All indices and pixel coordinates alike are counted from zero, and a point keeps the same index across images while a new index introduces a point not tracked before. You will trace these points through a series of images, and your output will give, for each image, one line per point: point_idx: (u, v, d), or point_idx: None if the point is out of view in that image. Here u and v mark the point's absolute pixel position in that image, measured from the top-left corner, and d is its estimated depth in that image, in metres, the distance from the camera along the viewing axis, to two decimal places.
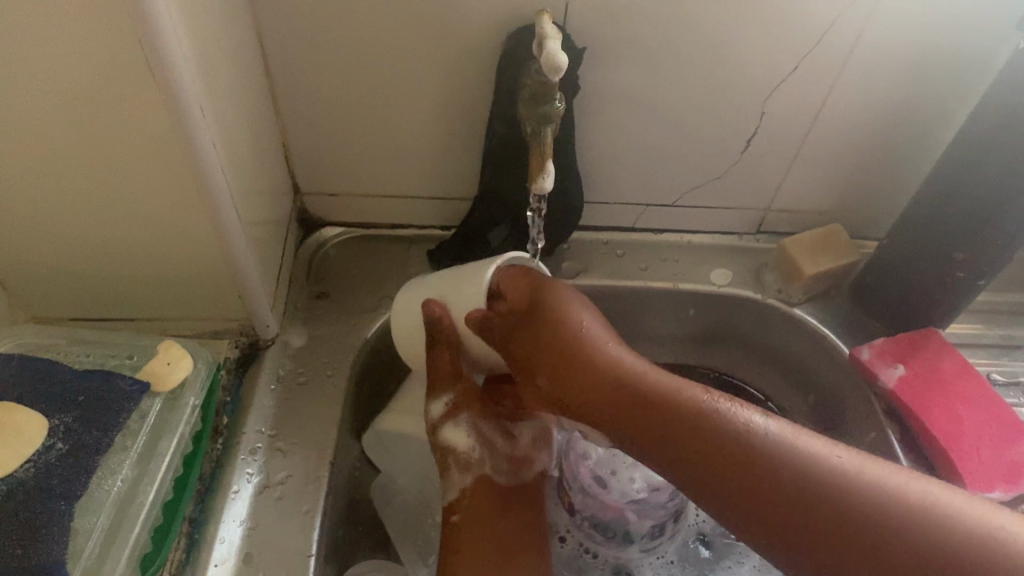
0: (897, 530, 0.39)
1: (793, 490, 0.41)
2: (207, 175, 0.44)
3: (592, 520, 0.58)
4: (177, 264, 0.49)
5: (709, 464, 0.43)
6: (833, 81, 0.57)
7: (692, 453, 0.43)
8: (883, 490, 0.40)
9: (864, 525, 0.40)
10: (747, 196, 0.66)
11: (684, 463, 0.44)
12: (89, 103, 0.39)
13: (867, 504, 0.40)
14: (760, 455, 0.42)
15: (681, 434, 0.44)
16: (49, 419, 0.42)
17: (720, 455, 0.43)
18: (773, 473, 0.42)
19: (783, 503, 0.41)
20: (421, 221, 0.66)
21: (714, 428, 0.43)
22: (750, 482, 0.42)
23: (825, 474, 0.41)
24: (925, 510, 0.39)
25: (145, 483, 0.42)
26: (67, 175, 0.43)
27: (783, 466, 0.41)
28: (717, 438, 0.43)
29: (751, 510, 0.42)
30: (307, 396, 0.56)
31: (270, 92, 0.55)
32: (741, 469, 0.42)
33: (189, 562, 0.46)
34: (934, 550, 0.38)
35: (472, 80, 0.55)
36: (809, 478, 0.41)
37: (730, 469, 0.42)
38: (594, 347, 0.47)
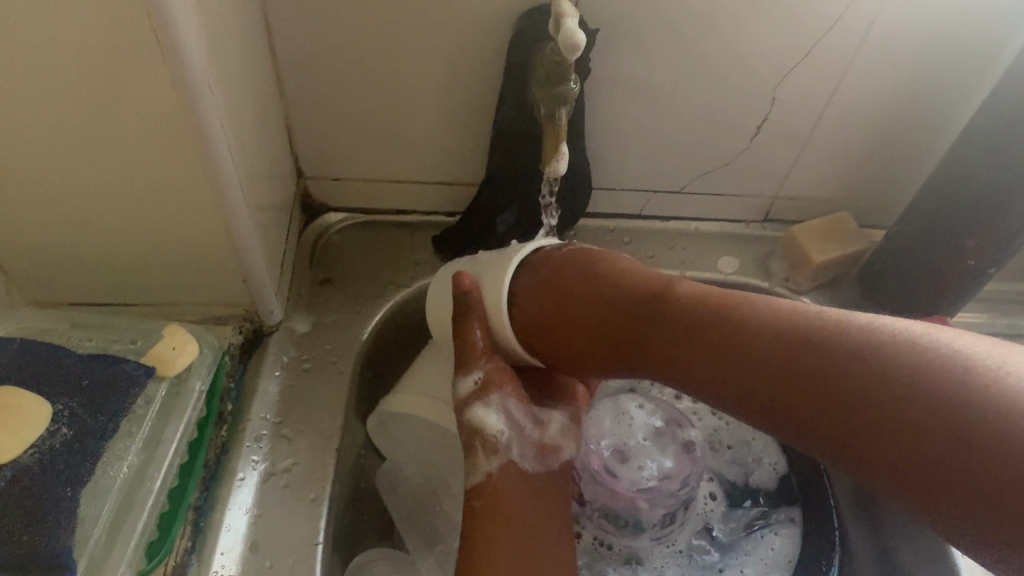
0: (958, 410, 0.33)
1: (856, 377, 0.37)
2: (213, 156, 0.43)
3: (603, 510, 0.58)
4: (181, 248, 0.48)
5: (763, 379, 0.41)
6: (846, 67, 0.56)
7: (690, 328, 0.45)
8: (939, 377, 0.35)
9: (955, 417, 0.33)
10: (755, 184, 0.66)
11: (692, 359, 0.45)
12: (92, 81, 0.38)
13: (933, 385, 0.35)
14: (739, 308, 0.44)
15: (708, 339, 0.44)
16: (52, 404, 0.40)
17: (772, 352, 0.41)
18: (825, 365, 0.38)
19: (826, 389, 0.38)
20: (426, 207, 0.66)
21: (751, 340, 0.42)
22: (756, 358, 0.42)
23: (915, 358, 0.36)
24: (982, 400, 0.33)
25: (151, 471, 0.42)
26: (70, 156, 0.42)
27: (836, 350, 0.38)
28: (760, 350, 0.42)
29: (799, 401, 0.40)
30: (312, 383, 0.55)
31: (274, 73, 0.54)
32: (792, 367, 0.40)
33: (195, 549, 0.45)
34: (1005, 440, 0.32)
35: (481, 62, 0.54)
36: (862, 368, 0.37)
37: (789, 385, 0.40)
38: (643, 283, 0.48)
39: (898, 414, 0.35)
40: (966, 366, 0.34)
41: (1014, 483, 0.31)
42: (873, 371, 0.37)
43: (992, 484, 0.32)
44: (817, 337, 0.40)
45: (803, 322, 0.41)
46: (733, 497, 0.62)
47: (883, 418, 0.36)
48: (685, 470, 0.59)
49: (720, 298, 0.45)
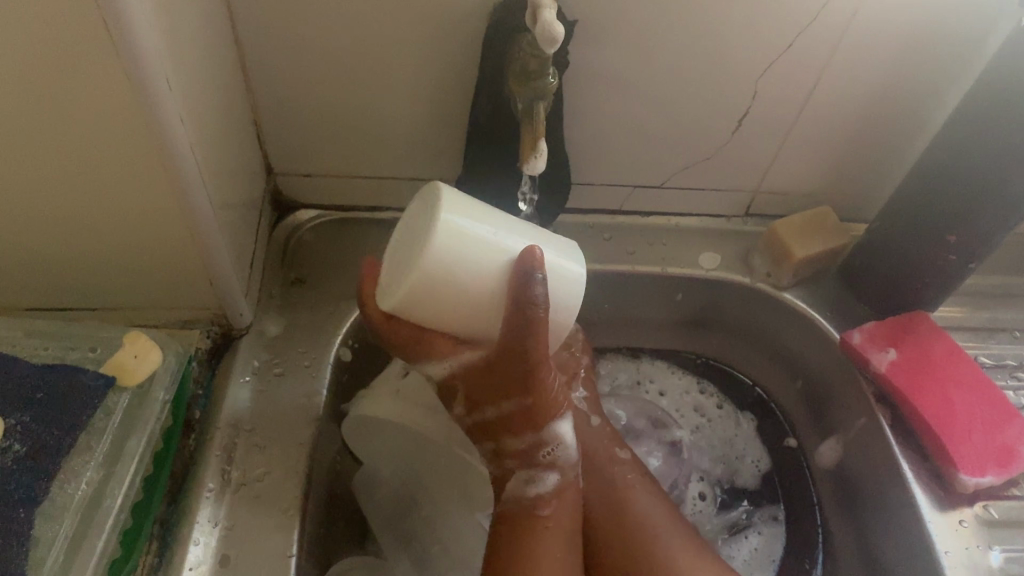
0: (665, 569, 0.48)
1: (644, 565, 0.48)
2: (174, 153, 0.40)
3: None
4: (143, 250, 0.46)
5: (585, 451, 0.54)
6: (826, 61, 0.55)
7: (589, 473, 0.53)
8: (656, 533, 0.49)
9: (642, 536, 0.49)
10: (736, 178, 0.65)
11: (592, 511, 0.51)
12: (38, 75, 0.36)
13: (650, 536, 0.49)
14: (615, 493, 0.52)
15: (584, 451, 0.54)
16: (6, 420, 0.38)
17: (606, 504, 0.51)
18: (598, 465, 0.53)
19: (613, 514, 0.51)
20: (402, 203, 0.64)
21: (591, 448, 0.54)
22: (628, 537, 0.50)
23: (640, 533, 0.49)
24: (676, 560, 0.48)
25: (111, 488, 0.39)
26: (19, 153, 0.39)
27: (602, 469, 0.53)
28: (584, 439, 0.54)
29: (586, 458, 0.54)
30: (284, 388, 0.53)
31: (239, 65, 0.52)
32: (608, 510, 0.51)
33: (162, 565, 0.44)
34: None
35: (455, 53, 0.52)
36: (662, 552, 0.48)
37: (578, 466, 0.54)
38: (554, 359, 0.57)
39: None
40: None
41: None
42: (656, 548, 0.49)
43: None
44: (650, 541, 0.49)
45: (645, 515, 0.50)
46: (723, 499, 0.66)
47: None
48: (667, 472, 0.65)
49: (615, 477, 0.53)
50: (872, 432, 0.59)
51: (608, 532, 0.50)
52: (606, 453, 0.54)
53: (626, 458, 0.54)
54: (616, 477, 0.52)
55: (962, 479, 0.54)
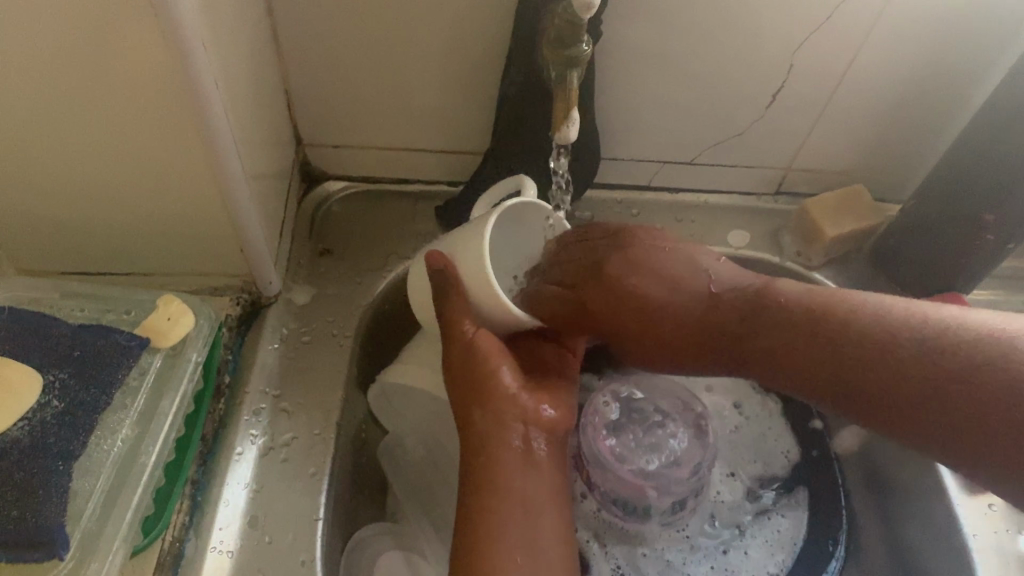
0: (916, 365, 0.42)
1: (866, 370, 0.43)
2: (207, 121, 0.41)
3: (612, 497, 0.56)
4: (175, 217, 0.47)
5: (802, 356, 0.46)
6: (868, 33, 0.54)
7: (747, 319, 0.48)
8: (898, 331, 0.43)
9: (864, 346, 0.44)
10: (768, 156, 0.64)
11: (792, 356, 0.46)
12: (75, 41, 0.36)
13: (895, 353, 0.43)
14: (840, 320, 0.45)
15: (776, 343, 0.47)
16: (44, 376, 0.39)
17: (808, 326, 0.46)
18: (840, 325, 0.45)
19: (852, 360, 0.44)
20: (429, 176, 0.64)
21: (786, 309, 0.47)
22: (836, 346, 0.44)
23: (929, 334, 0.42)
24: (886, 321, 0.44)
25: (146, 445, 0.40)
26: (57, 119, 0.40)
27: (851, 316, 0.45)
28: (770, 316, 0.47)
29: (811, 353, 0.45)
30: (311, 355, 0.54)
31: (271, 34, 0.52)
32: (788, 351, 0.46)
33: (193, 525, 0.45)
34: (906, 373, 0.42)
35: (486, 24, 0.52)
36: (856, 339, 0.44)
37: (800, 334, 0.46)
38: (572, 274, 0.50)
39: (856, 355, 0.44)
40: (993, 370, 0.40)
41: (883, 394, 0.43)
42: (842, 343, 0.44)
43: (872, 397, 0.43)
44: (837, 334, 0.45)
45: (861, 327, 0.44)
46: (752, 489, 0.61)
47: (992, 424, 0.39)
48: (696, 457, 0.57)
49: (815, 317, 0.46)
50: None
51: (792, 345, 0.46)
52: (609, 276, 0.49)
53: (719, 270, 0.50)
54: (643, 276, 0.49)
55: None
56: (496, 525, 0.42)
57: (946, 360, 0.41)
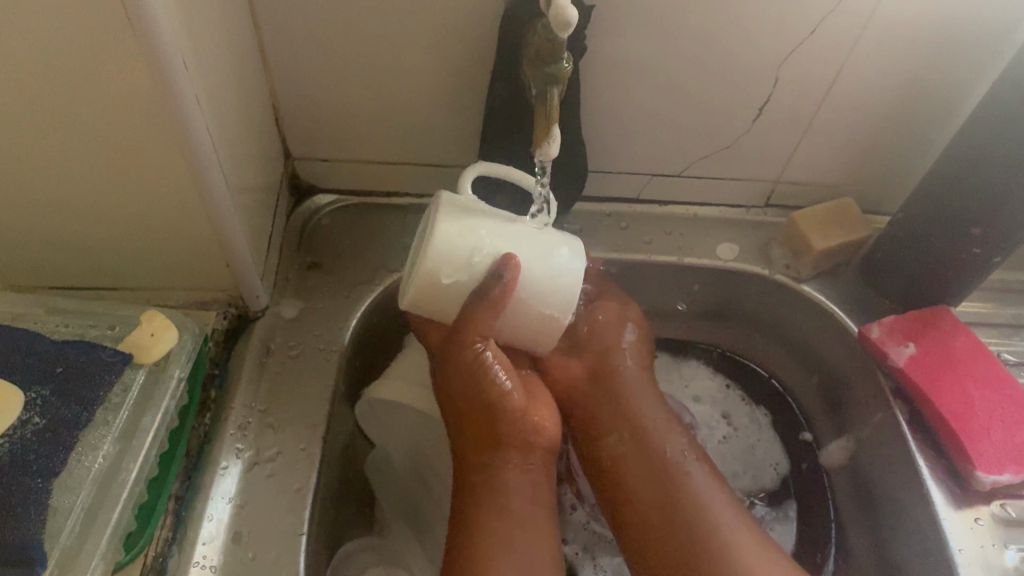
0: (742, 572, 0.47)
1: None
2: (190, 139, 0.41)
3: (601, 511, 0.57)
4: (160, 232, 0.47)
5: (666, 529, 0.50)
6: (851, 47, 0.54)
7: (614, 458, 0.54)
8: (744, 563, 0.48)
9: None
10: (756, 168, 0.64)
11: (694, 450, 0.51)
12: (56, 60, 0.36)
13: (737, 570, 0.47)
14: (693, 514, 0.50)
15: (639, 476, 0.53)
16: (26, 394, 0.39)
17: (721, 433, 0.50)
18: (686, 519, 0.50)
19: (693, 532, 0.49)
20: (417, 189, 0.64)
21: (674, 483, 0.51)
22: (688, 526, 0.49)
23: (734, 556, 0.48)
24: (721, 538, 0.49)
25: (128, 460, 0.40)
26: (41, 137, 0.40)
27: (703, 522, 0.49)
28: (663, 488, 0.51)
29: (663, 534, 0.50)
30: (299, 369, 0.54)
31: (258, 50, 0.52)
32: (658, 513, 0.51)
33: (177, 540, 0.45)
34: (728, 566, 0.47)
35: (471, 39, 0.52)
36: (698, 535, 0.49)
37: (664, 515, 0.50)
38: (583, 380, 0.57)
39: None
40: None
41: (719, 571, 0.47)
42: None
43: (711, 570, 0.48)
44: (713, 540, 0.49)
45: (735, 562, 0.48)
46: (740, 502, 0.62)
47: None
48: None
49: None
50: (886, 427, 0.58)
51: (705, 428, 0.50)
52: (609, 366, 0.58)
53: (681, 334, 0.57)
54: (613, 358, 0.58)
55: (979, 477, 0.52)
56: (494, 530, 0.45)
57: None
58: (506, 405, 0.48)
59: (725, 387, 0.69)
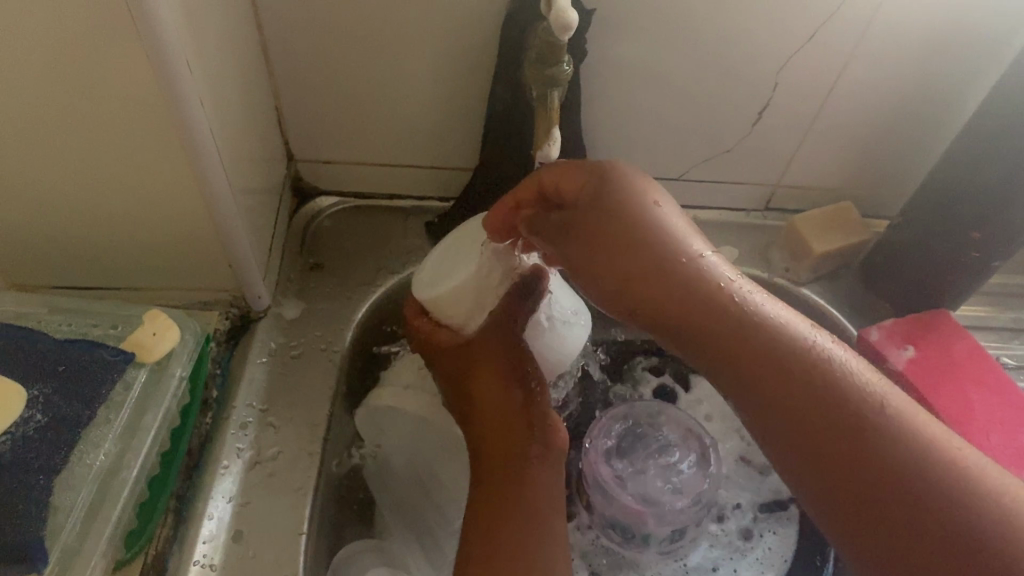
0: (898, 463, 0.35)
1: (917, 485, 0.34)
2: (193, 139, 0.41)
3: (610, 521, 0.56)
4: (163, 232, 0.47)
5: (815, 451, 0.36)
6: (851, 51, 0.54)
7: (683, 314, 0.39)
8: (932, 448, 0.35)
9: (914, 480, 0.34)
10: (756, 172, 0.64)
11: (761, 402, 0.38)
12: (61, 61, 0.37)
13: (899, 450, 0.35)
14: (849, 398, 0.36)
15: (774, 393, 0.37)
16: (29, 390, 0.40)
17: (830, 409, 0.36)
18: (832, 400, 0.36)
19: (823, 420, 0.36)
20: (419, 191, 0.64)
21: (794, 357, 0.37)
22: (836, 419, 0.36)
23: (902, 430, 0.35)
24: (890, 416, 0.36)
25: (128, 459, 0.40)
26: (45, 137, 0.41)
27: (859, 405, 0.36)
28: (743, 339, 0.38)
29: (771, 386, 0.37)
30: (300, 370, 0.54)
31: (262, 53, 0.53)
32: (781, 383, 0.37)
33: (177, 539, 0.45)
34: (899, 463, 0.35)
35: (473, 42, 0.53)
36: (857, 419, 0.36)
37: (786, 391, 0.37)
38: (591, 187, 0.42)
39: (876, 449, 0.35)
40: (968, 486, 0.34)
41: (872, 463, 0.35)
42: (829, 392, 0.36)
43: (862, 467, 0.35)
44: (900, 440, 0.35)
45: (896, 431, 0.35)
46: (755, 514, 0.60)
47: (919, 525, 0.34)
48: (699, 486, 0.56)
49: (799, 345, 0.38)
50: None
51: (771, 387, 0.37)
52: (635, 207, 0.40)
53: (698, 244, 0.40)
54: (630, 212, 0.40)
55: None
56: (516, 518, 0.42)
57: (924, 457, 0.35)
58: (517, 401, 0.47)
59: None
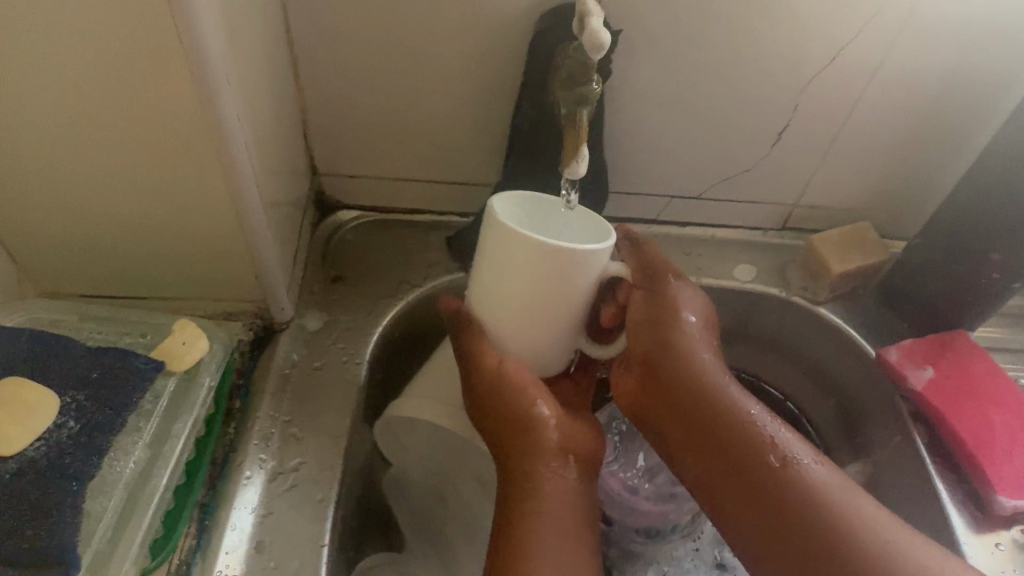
0: (842, 548, 0.40)
1: (856, 573, 0.40)
2: (228, 151, 0.42)
3: (637, 529, 0.57)
4: (192, 242, 0.48)
5: (771, 535, 0.42)
6: (871, 74, 0.55)
7: (688, 409, 0.47)
8: (874, 536, 0.40)
9: (848, 560, 0.40)
10: (774, 192, 0.65)
11: (721, 480, 0.45)
12: (105, 73, 0.38)
13: (834, 533, 0.41)
14: (802, 492, 0.42)
15: (739, 482, 0.44)
16: (61, 397, 0.40)
17: (755, 470, 0.44)
18: (791, 500, 0.42)
19: (784, 515, 0.42)
20: (441, 206, 0.65)
21: (759, 459, 0.44)
22: (784, 501, 0.42)
23: (842, 517, 0.41)
24: (835, 507, 0.42)
25: (159, 467, 0.41)
26: (83, 147, 0.41)
27: (814, 504, 0.42)
28: (737, 441, 0.45)
29: (737, 488, 0.44)
30: (322, 382, 0.55)
31: (292, 68, 0.54)
32: (749, 483, 0.44)
33: (200, 548, 0.45)
34: (838, 538, 0.40)
35: (500, 60, 0.53)
36: (815, 507, 0.42)
37: (754, 497, 0.43)
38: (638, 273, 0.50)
39: (822, 539, 0.41)
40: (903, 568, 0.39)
41: (817, 549, 0.41)
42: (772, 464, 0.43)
43: (805, 554, 0.41)
44: (842, 531, 0.41)
45: (847, 531, 0.41)
46: None
47: None
48: None
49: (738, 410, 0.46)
50: (906, 452, 0.58)
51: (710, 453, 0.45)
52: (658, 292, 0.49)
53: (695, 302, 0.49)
54: (665, 303, 0.49)
55: (999, 501, 0.52)
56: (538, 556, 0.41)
57: (840, 524, 0.41)
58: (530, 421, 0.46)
59: None
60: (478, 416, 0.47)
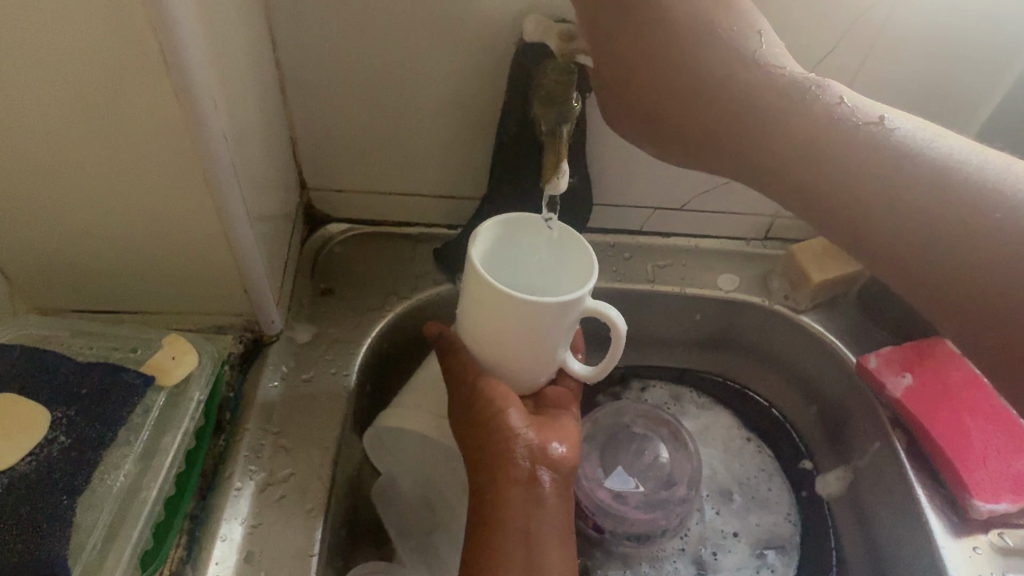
0: (930, 204, 0.42)
1: (944, 222, 0.41)
2: (215, 168, 0.43)
3: (627, 535, 0.58)
4: (181, 257, 0.49)
5: (849, 194, 0.44)
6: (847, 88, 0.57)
7: (732, 110, 0.47)
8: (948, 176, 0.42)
9: (933, 216, 0.41)
10: (755, 202, 0.66)
11: (780, 154, 0.46)
12: (93, 95, 0.39)
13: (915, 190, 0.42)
14: (877, 155, 0.43)
15: (805, 155, 0.45)
16: (52, 413, 0.41)
17: (823, 155, 0.44)
18: (876, 161, 0.43)
19: (851, 180, 0.44)
20: (428, 219, 0.66)
21: (833, 134, 0.44)
22: (851, 174, 0.44)
23: (933, 179, 0.42)
24: (918, 167, 0.42)
25: (148, 480, 0.42)
26: (71, 167, 0.42)
27: (895, 162, 0.43)
28: (795, 116, 0.45)
29: (801, 167, 0.45)
30: (311, 393, 0.56)
31: (279, 85, 0.55)
32: (820, 169, 0.45)
33: (190, 559, 0.46)
34: (932, 204, 0.42)
35: (483, 76, 0.55)
36: (893, 169, 0.43)
37: (826, 182, 0.44)
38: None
39: (905, 183, 0.42)
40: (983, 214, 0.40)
41: (894, 177, 0.43)
42: (873, 198, 0.43)
43: (881, 206, 0.43)
44: (936, 192, 0.41)
45: (920, 180, 0.42)
46: (735, 506, 0.63)
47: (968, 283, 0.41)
48: (687, 473, 0.60)
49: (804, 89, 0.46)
50: (885, 457, 0.59)
51: (758, 142, 0.47)
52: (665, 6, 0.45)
53: (744, 72, 0.46)
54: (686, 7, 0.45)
55: (975, 505, 0.53)
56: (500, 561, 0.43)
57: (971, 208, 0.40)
58: (496, 433, 0.46)
59: (739, 429, 0.68)
60: (460, 428, 0.48)
